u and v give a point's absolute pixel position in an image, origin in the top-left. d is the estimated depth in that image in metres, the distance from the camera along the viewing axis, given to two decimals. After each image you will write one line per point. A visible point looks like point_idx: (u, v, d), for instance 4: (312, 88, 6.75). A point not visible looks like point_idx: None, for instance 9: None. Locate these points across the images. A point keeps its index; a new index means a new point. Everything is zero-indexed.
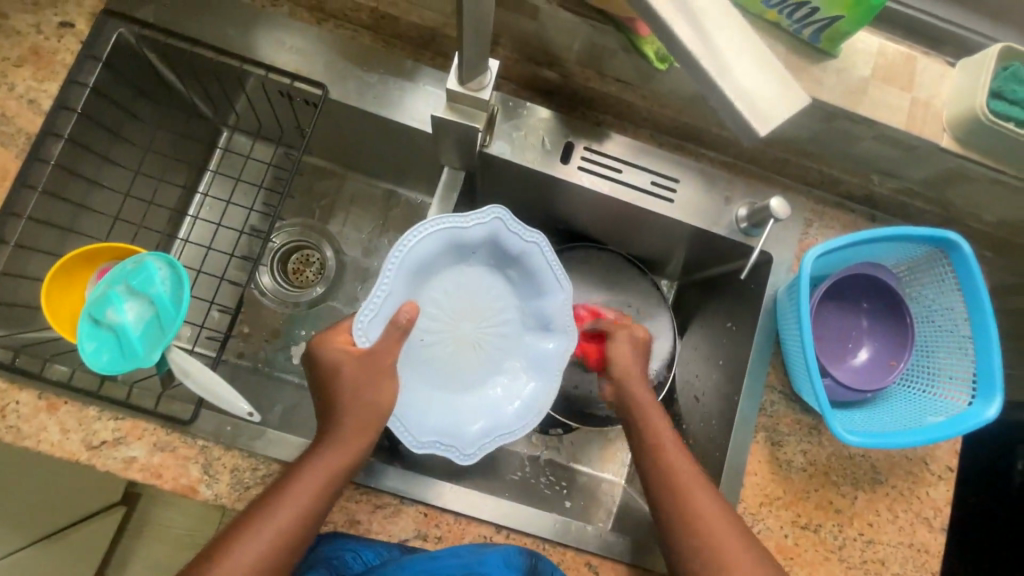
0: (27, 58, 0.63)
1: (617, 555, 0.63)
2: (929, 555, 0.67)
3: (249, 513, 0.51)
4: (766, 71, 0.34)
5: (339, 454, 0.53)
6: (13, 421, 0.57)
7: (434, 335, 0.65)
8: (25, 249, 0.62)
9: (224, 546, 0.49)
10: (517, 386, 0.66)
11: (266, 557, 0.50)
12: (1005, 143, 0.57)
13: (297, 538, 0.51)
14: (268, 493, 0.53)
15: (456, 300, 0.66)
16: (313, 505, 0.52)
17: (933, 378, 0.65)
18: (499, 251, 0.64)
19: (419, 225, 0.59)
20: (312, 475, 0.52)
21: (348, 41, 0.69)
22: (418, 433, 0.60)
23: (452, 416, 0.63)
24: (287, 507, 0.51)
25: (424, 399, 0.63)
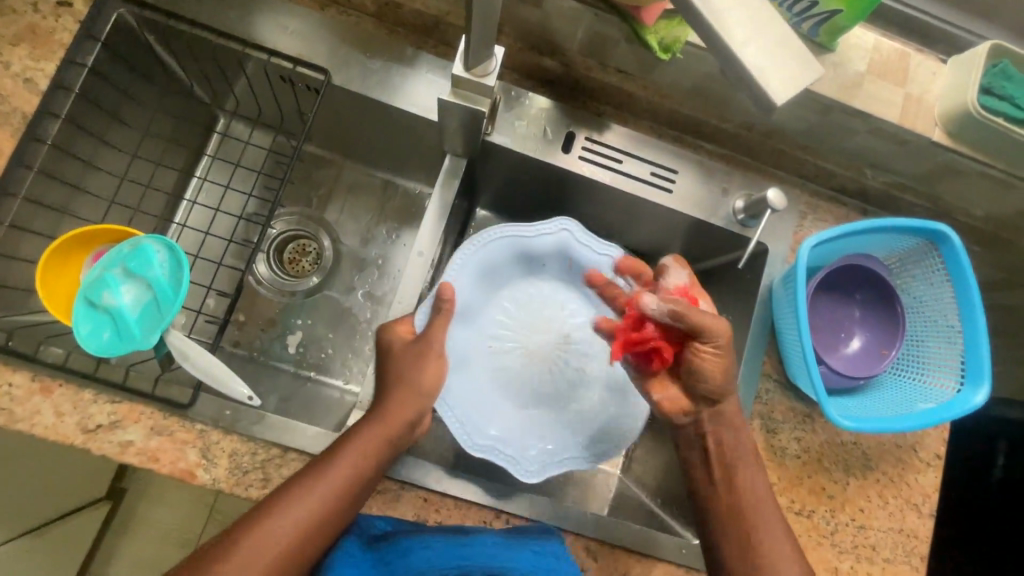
0: (23, 36, 0.62)
1: (616, 540, 0.64)
2: (917, 540, 0.68)
3: (290, 483, 0.52)
4: (783, 45, 0.31)
5: (378, 432, 0.54)
6: (6, 403, 0.56)
7: (507, 345, 0.72)
8: (20, 230, 0.61)
9: (264, 513, 0.50)
10: (587, 410, 0.70)
11: (301, 531, 0.50)
12: (994, 137, 0.59)
13: (331, 516, 0.51)
14: (306, 468, 0.53)
15: (529, 313, 0.74)
16: (352, 484, 0.52)
17: (922, 366, 0.66)
18: (569, 264, 0.73)
19: (491, 229, 0.68)
20: (356, 452, 0.53)
21: (352, 27, 0.69)
22: (479, 438, 0.64)
23: (517, 429, 0.67)
24: (324, 482, 0.51)
25: (490, 402, 0.68)
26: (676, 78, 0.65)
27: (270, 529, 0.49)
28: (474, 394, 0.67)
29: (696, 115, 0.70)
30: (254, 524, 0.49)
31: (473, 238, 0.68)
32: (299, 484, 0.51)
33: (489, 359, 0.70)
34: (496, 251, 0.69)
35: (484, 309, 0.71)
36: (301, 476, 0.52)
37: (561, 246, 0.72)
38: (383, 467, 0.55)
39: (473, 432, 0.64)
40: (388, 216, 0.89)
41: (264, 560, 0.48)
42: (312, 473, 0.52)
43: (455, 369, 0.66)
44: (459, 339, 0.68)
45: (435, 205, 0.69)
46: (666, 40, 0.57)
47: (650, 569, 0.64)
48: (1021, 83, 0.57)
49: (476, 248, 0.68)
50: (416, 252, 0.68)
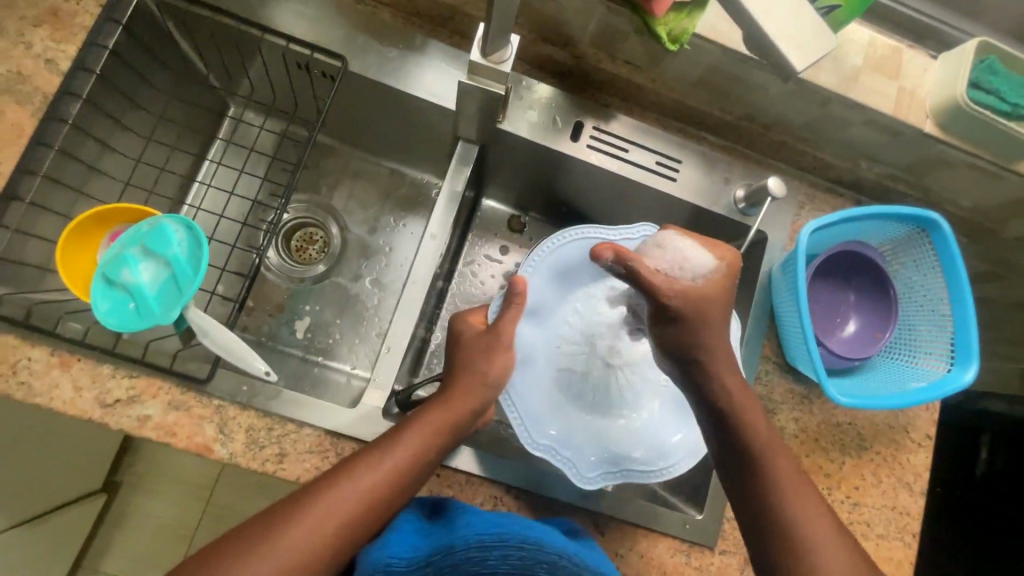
0: (45, 18, 0.63)
1: (622, 515, 0.65)
2: (910, 517, 0.71)
3: (348, 462, 0.51)
4: (806, 24, 0.53)
5: (442, 414, 0.56)
6: (25, 377, 0.57)
7: (578, 349, 0.72)
8: (39, 208, 0.61)
9: (316, 490, 0.49)
10: (653, 424, 0.69)
11: (367, 504, 0.50)
12: (982, 128, 0.62)
13: (395, 491, 0.51)
14: (370, 446, 0.53)
15: (601, 317, 0.73)
16: (418, 462, 0.53)
17: (914, 348, 0.69)
18: None
19: (570, 229, 0.68)
20: (416, 434, 0.54)
21: (368, 16, 0.71)
22: (543, 440, 0.64)
23: (579, 436, 0.67)
24: (391, 456, 0.52)
25: (554, 404, 0.68)
26: (682, 70, 0.68)
27: (335, 499, 0.49)
28: (541, 394, 0.68)
29: (699, 106, 0.73)
30: (307, 499, 0.49)
31: (549, 239, 0.69)
32: (365, 459, 0.52)
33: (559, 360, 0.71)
34: (571, 254, 0.70)
35: (557, 310, 0.72)
36: (367, 452, 0.52)
37: None
38: (444, 450, 0.56)
39: (534, 436, 0.65)
40: (396, 205, 0.91)
41: (328, 528, 0.48)
42: (379, 449, 0.52)
43: (524, 366, 0.68)
44: (529, 337, 0.70)
45: (447, 188, 0.73)
46: (674, 31, 0.59)
47: (655, 544, 0.65)
48: (1008, 78, 0.61)
49: (548, 250, 0.69)
50: (429, 235, 0.71)
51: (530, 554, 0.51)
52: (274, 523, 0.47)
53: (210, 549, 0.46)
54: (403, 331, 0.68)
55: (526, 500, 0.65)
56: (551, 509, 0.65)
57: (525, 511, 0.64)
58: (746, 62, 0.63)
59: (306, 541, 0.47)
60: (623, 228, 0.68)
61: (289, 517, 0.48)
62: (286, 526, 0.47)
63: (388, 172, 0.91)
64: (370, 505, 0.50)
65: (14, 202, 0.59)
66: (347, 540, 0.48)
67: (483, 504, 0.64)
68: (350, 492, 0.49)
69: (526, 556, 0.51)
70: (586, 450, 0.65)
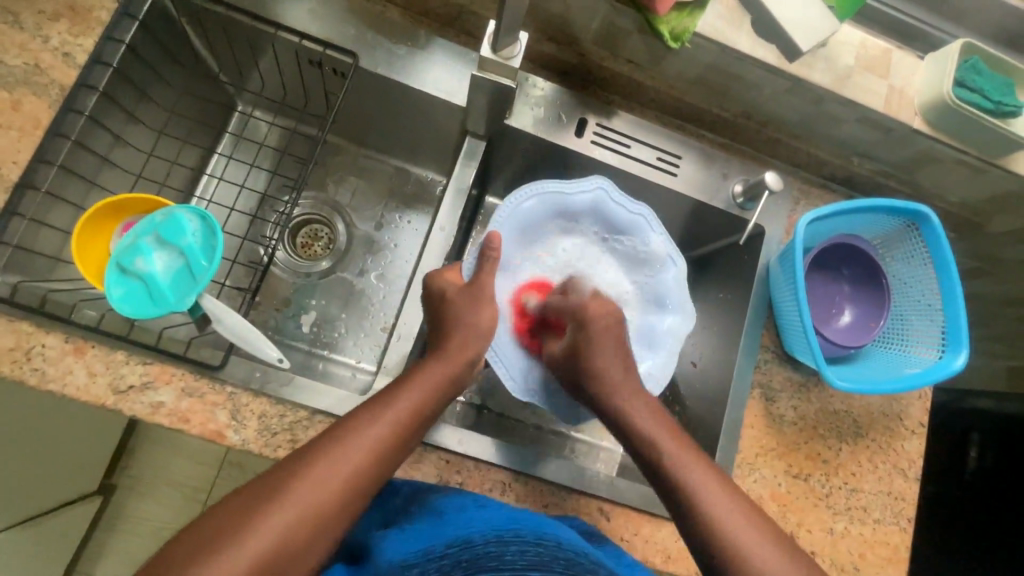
0: (63, 13, 0.65)
1: (627, 500, 0.67)
2: (905, 502, 0.72)
3: (344, 423, 0.51)
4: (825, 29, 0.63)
5: (438, 384, 0.57)
6: (39, 363, 0.57)
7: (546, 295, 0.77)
8: (54, 197, 0.62)
9: (312, 453, 0.49)
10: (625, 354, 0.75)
11: (368, 456, 0.50)
12: (968, 124, 0.65)
13: (391, 450, 0.51)
14: (365, 405, 0.53)
15: (563, 263, 0.77)
16: (410, 421, 0.53)
17: (907, 338, 0.72)
18: (603, 218, 0.74)
19: (529, 188, 0.70)
20: (412, 391, 0.55)
21: (379, 14, 0.74)
22: (520, 381, 0.70)
23: (554, 374, 0.72)
24: (386, 417, 0.52)
25: (529, 347, 0.72)
26: (683, 68, 0.70)
27: (335, 458, 0.48)
28: (518, 337, 0.72)
29: (698, 104, 0.76)
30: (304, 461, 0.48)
31: (511, 195, 0.70)
32: (359, 421, 0.51)
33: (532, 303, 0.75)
34: (532, 209, 0.72)
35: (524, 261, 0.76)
36: (360, 415, 0.52)
37: (596, 202, 0.73)
38: (435, 413, 0.57)
39: (515, 368, 0.70)
40: (401, 202, 0.92)
41: (331, 481, 0.47)
42: (376, 405, 0.53)
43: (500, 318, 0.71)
44: (500, 289, 0.73)
45: (455, 182, 0.74)
46: (676, 29, 0.62)
47: (659, 529, 0.67)
48: (989, 77, 0.65)
49: (514, 207, 0.70)
50: (437, 227, 0.73)
51: (546, 549, 0.49)
52: (272, 487, 0.46)
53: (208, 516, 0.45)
54: (413, 320, 0.70)
55: (534, 486, 0.66)
56: (558, 494, 0.66)
57: (532, 496, 0.66)
58: (745, 60, 0.66)
59: (306, 500, 0.46)
60: (575, 183, 0.72)
61: (288, 480, 0.47)
62: (284, 489, 0.46)
63: (393, 170, 0.93)
64: (368, 464, 0.50)
65: (30, 191, 0.60)
66: (345, 500, 0.48)
67: (492, 489, 0.65)
68: (347, 451, 0.49)
69: (543, 552, 0.49)
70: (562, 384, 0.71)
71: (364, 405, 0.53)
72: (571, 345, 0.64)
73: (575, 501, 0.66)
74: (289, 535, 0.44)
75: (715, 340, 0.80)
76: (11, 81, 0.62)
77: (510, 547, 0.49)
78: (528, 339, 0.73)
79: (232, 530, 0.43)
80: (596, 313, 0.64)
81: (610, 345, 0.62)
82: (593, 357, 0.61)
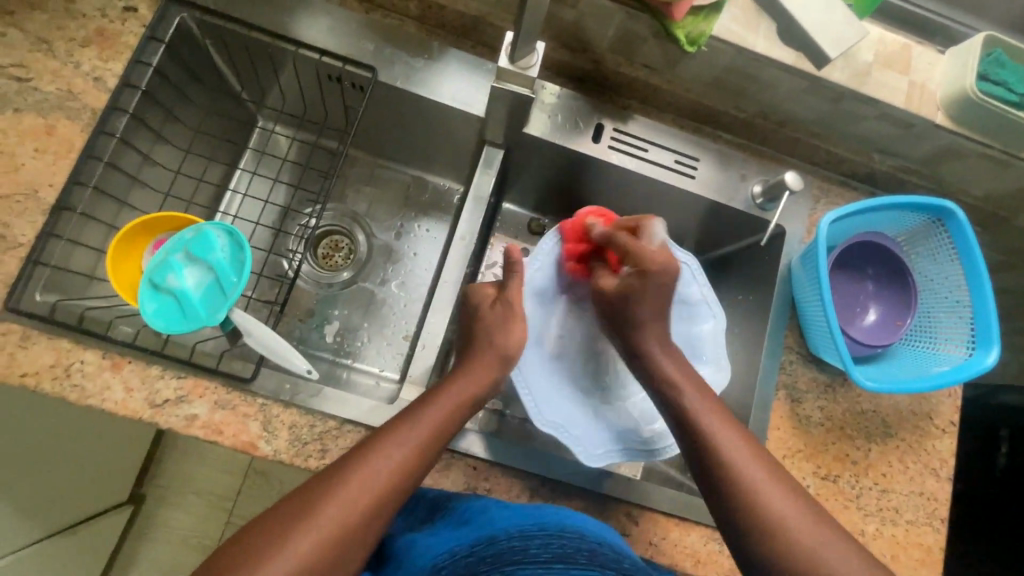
0: (93, 39, 0.67)
1: (654, 504, 0.67)
2: (938, 502, 0.71)
3: (371, 443, 0.52)
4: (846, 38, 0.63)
5: (458, 393, 0.57)
6: (78, 379, 0.59)
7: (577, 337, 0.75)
8: (88, 217, 0.64)
9: (339, 474, 0.49)
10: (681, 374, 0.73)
11: (396, 476, 0.50)
12: (991, 117, 0.64)
13: (421, 462, 0.52)
14: (391, 424, 0.54)
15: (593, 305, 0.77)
16: (440, 432, 0.54)
17: (934, 336, 0.71)
18: None
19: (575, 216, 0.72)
20: (435, 410, 0.55)
21: (396, 28, 0.75)
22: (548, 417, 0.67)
23: (581, 417, 0.69)
24: (415, 430, 0.53)
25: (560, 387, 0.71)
26: (698, 71, 0.71)
27: (358, 480, 0.49)
28: (545, 373, 0.71)
29: (715, 106, 0.76)
30: (331, 484, 0.48)
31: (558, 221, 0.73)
32: (386, 436, 0.52)
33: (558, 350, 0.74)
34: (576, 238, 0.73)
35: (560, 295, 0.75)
36: (387, 430, 0.53)
37: None
38: (459, 428, 0.57)
39: (543, 400, 0.68)
40: (420, 212, 0.93)
41: (358, 506, 0.48)
42: (399, 427, 0.53)
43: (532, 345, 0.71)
44: (539, 321, 0.73)
45: (474, 192, 0.75)
46: (692, 33, 0.62)
47: (687, 533, 0.66)
48: (1013, 70, 0.64)
49: (557, 236, 0.73)
50: (457, 237, 0.74)
51: (570, 542, 0.49)
52: (304, 504, 0.47)
53: (248, 531, 0.46)
54: (435, 329, 0.71)
55: (561, 491, 0.66)
56: (585, 499, 0.66)
57: (560, 502, 0.66)
58: (761, 61, 0.66)
59: (339, 516, 0.47)
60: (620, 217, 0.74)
61: (319, 496, 0.48)
62: (312, 510, 0.47)
63: (411, 180, 0.94)
64: (399, 477, 0.50)
65: (66, 213, 0.62)
66: (378, 512, 0.49)
67: (519, 495, 0.65)
68: (375, 466, 0.50)
69: (567, 544, 0.49)
70: (589, 424, 0.68)
71: (392, 421, 0.54)
72: (624, 286, 0.62)
73: (602, 506, 0.67)
74: (326, 550, 0.46)
75: (736, 342, 0.80)
76: (46, 107, 0.64)
77: (534, 541, 0.49)
78: (573, 263, 0.74)
79: (271, 548, 0.45)
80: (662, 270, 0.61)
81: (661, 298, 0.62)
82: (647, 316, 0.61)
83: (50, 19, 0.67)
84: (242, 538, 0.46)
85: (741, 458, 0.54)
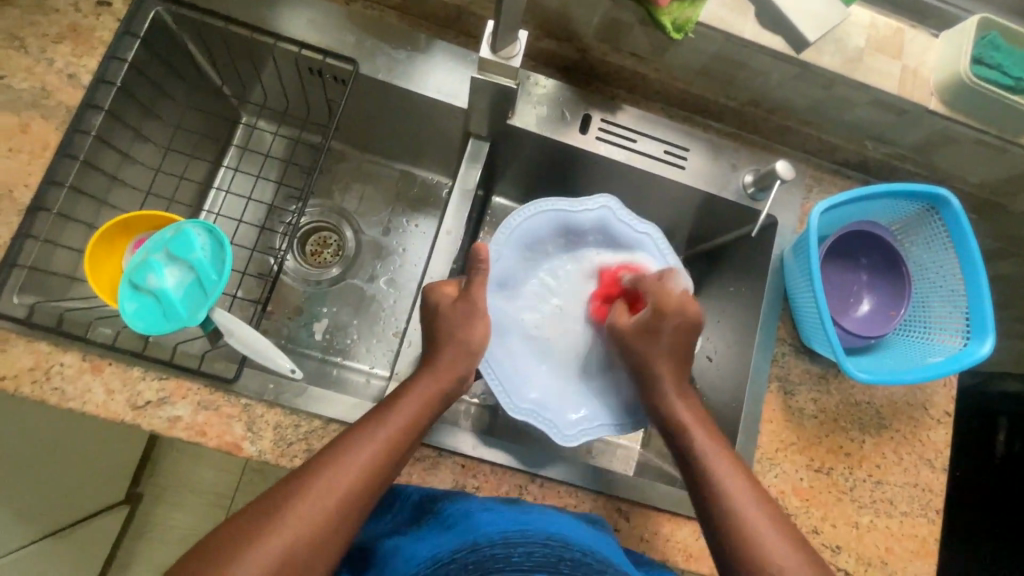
0: (66, 35, 0.66)
1: (645, 500, 0.66)
2: (933, 494, 0.71)
3: (347, 437, 0.51)
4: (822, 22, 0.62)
5: (439, 387, 0.57)
6: (59, 382, 0.58)
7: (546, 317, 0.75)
8: (65, 218, 0.63)
9: (315, 468, 0.49)
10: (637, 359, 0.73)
11: (372, 470, 0.50)
12: (986, 102, 0.63)
13: (396, 453, 0.52)
14: (366, 419, 0.53)
15: (558, 285, 0.76)
16: (415, 425, 0.54)
17: (928, 326, 0.70)
18: (609, 238, 0.76)
19: (534, 205, 0.72)
20: (410, 401, 0.55)
21: (377, 19, 0.73)
22: (522, 402, 0.67)
23: (554, 395, 0.70)
24: (389, 424, 0.53)
25: (530, 369, 0.71)
26: (687, 59, 0.69)
27: (335, 474, 0.48)
28: (512, 360, 0.70)
29: (704, 94, 0.74)
30: (306, 480, 0.48)
31: (518, 211, 0.72)
32: (362, 431, 0.52)
33: (524, 340, 0.73)
34: (536, 226, 0.73)
35: (524, 277, 0.75)
36: (363, 425, 0.52)
37: (601, 221, 0.75)
38: (432, 421, 0.57)
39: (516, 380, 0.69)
40: (408, 206, 0.92)
41: (334, 500, 0.47)
42: (374, 421, 0.53)
43: (498, 333, 0.70)
44: (503, 306, 0.72)
45: (459, 186, 0.74)
46: (678, 20, 0.61)
47: (679, 528, 0.66)
48: (1009, 53, 0.63)
49: (518, 222, 0.72)
50: (443, 231, 0.72)
51: (554, 550, 0.49)
52: (279, 500, 0.47)
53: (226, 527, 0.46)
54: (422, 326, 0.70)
55: (551, 488, 0.65)
56: (575, 496, 0.66)
57: (551, 499, 0.65)
58: (750, 48, 0.64)
59: (313, 511, 0.46)
60: (579, 201, 0.74)
61: (295, 491, 0.47)
62: (287, 506, 0.46)
63: (398, 174, 0.92)
64: (373, 472, 0.50)
65: (42, 213, 0.61)
66: (351, 508, 0.48)
67: (508, 492, 0.64)
68: (350, 462, 0.49)
69: (550, 553, 0.48)
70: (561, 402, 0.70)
71: (366, 416, 0.54)
72: (642, 326, 0.64)
73: (593, 502, 0.66)
74: (301, 546, 0.45)
75: (729, 334, 0.78)
76: (20, 105, 0.63)
77: (517, 549, 0.48)
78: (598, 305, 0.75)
79: (244, 543, 0.44)
80: (676, 313, 0.63)
81: (677, 343, 0.64)
82: (656, 356, 0.63)
83: (23, 14, 0.65)
84: (217, 535, 0.46)
85: (727, 469, 0.55)
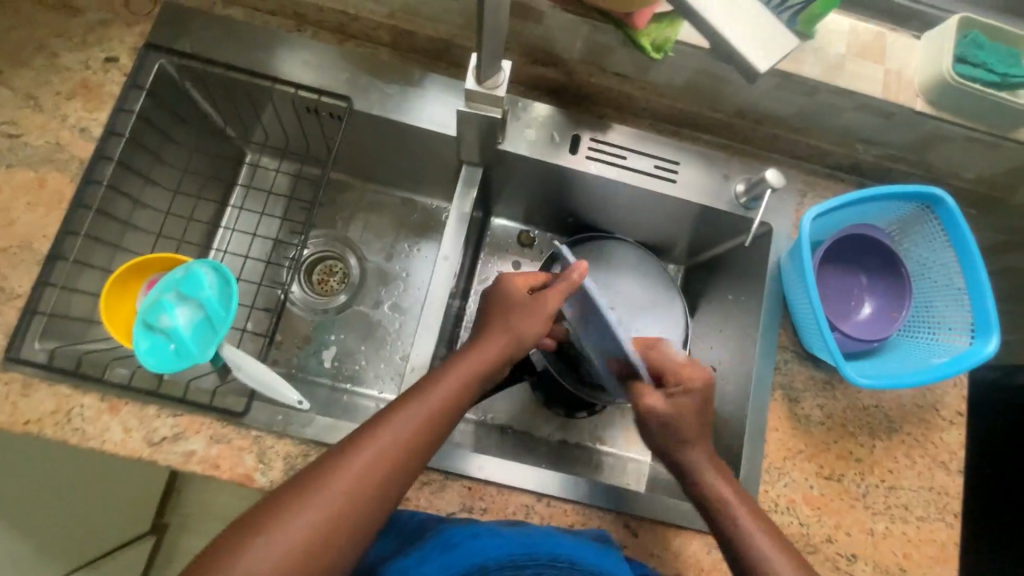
0: (77, 92, 0.69)
1: (654, 515, 0.66)
2: (949, 497, 0.69)
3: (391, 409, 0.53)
4: None
5: None
6: (79, 423, 0.61)
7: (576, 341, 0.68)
8: (81, 264, 0.66)
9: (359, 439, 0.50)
10: None
11: (410, 442, 0.51)
12: (971, 101, 0.63)
13: (434, 429, 0.53)
14: (411, 391, 0.55)
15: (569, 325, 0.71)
16: (438, 416, 0.54)
17: (934, 328, 0.69)
18: None
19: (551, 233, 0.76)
20: (460, 368, 0.56)
21: (368, 55, 0.76)
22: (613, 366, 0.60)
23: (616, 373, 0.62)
24: (433, 397, 0.54)
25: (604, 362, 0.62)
26: (670, 75, 0.71)
27: (376, 448, 0.50)
28: None
29: (691, 107, 0.75)
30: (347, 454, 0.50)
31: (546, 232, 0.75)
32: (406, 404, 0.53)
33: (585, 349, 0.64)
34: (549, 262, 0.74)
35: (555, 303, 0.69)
36: (408, 399, 0.54)
37: None
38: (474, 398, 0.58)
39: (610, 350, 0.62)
40: (411, 232, 0.94)
41: (372, 474, 0.49)
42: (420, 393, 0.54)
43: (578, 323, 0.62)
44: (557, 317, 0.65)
45: (456, 211, 0.75)
46: (657, 40, 0.62)
47: (689, 542, 0.66)
48: (992, 50, 0.62)
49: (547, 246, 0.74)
50: (442, 257, 0.73)
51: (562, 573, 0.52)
52: (321, 467, 0.49)
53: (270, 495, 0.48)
54: (424, 351, 0.69)
55: (558, 507, 0.66)
56: (584, 514, 0.66)
57: (558, 517, 0.66)
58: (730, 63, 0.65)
59: (355, 481, 0.48)
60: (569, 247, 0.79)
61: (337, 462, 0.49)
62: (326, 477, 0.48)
63: (400, 202, 0.95)
64: (406, 450, 0.51)
65: (60, 261, 0.64)
66: (388, 485, 0.50)
67: (515, 513, 0.65)
68: (390, 434, 0.51)
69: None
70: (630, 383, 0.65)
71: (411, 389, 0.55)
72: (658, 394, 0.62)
73: (601, 519, 0.66)
74: (339, 515, 0.47)
75: (731, 343, 0.78)
76: (37, 160, 0.67)
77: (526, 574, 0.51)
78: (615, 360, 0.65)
79: (257, 536, 0.45)
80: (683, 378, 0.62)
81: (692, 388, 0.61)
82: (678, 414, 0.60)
83: (37, 75, 0.69)
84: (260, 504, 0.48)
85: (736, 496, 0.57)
